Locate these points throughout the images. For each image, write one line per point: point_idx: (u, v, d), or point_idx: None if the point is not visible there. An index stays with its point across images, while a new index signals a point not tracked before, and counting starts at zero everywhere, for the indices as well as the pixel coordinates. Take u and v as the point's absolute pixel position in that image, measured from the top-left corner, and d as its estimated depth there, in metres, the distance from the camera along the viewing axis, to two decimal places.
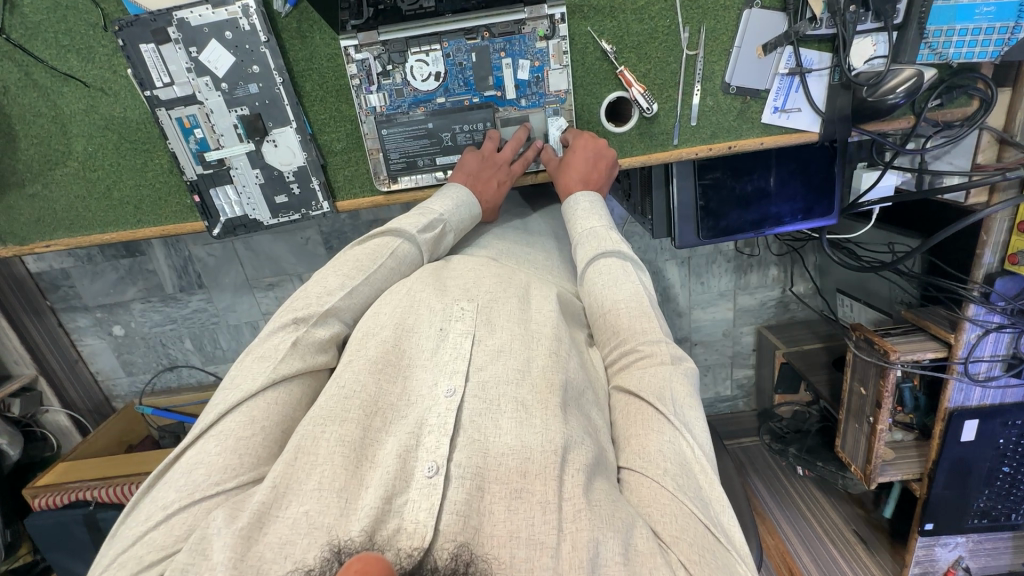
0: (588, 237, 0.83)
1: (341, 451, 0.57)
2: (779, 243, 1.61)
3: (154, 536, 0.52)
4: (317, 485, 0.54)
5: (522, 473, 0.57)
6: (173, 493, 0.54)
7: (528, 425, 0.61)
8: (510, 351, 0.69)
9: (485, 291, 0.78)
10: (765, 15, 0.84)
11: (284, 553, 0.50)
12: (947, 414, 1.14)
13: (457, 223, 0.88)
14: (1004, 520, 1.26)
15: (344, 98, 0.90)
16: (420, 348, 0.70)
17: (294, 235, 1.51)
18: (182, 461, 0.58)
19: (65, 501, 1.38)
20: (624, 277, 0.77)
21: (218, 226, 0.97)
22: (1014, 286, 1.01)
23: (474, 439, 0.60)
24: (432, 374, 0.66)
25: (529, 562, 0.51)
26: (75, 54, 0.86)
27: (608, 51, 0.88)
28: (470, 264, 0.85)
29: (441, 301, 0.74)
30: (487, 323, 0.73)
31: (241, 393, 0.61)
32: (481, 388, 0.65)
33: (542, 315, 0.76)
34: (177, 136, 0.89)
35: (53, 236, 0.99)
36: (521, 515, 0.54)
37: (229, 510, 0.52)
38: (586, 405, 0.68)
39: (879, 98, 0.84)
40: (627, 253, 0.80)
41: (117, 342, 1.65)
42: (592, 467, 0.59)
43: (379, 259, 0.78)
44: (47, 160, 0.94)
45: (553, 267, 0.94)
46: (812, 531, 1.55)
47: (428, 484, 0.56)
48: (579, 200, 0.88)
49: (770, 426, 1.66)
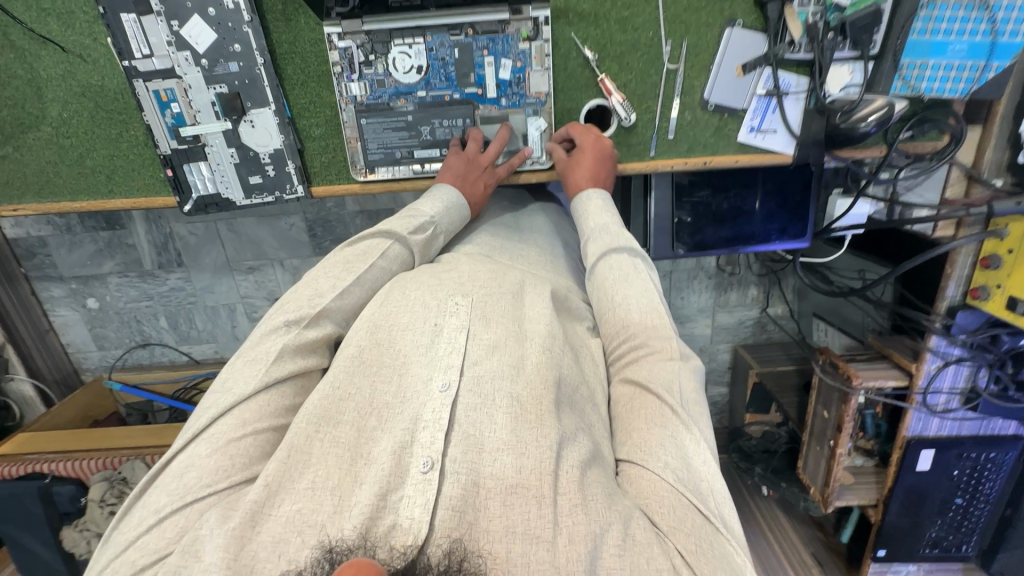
0: (599, 233, 0.83)
1: (335, 451, 0.56)
2: (760, 263, 1.63)
3: (146, 540, 0.51)
4: (311, 483, 0.54)
5: (517, 469, 0.55)
6: (165, 497, 0.53)
7: (522, 423, 0.59)
8: (505, 348, 0.66)
9: (480, 287, 0.75)
10: (746, 35, 0.86)
11: (278, 552, 0.49)
12: (905, 442, 1.16)
13: (449, 227, 0.86)
14: (954, 551, 1.28)
15: (326, 84, 0.90)
16: (412, 343, 0.66)
17: (277, 220, 1.50)
18: (173, 466, 0.57)
19: (21, 472, 1.34)
20: (634, 274, 0.77)
21: (189, 202, 0.96)
22: (973, 320, 1.03)
23: (471, 432, 0.58)
24: (426, 369, 0.63)
25: (525, 558, 0.49)
26: (56, 18, 0.86)
27: (590, 58, 0.89)
28: (467, 261, 0.81)
29: (435, 297, 0.71)
30: (483, 319, 0.69)
31: (232, 396, 0.60)
32: (476, 382, 0.62)
33: (535, 313, 0.73)
34: (153, 108, 0.88)
35: (21, 200, 0.98)
36: (517, 511, 0.52)
37: (222, 511, 0.52)
38: (580, 402, 0.66)
39: (851, 125, 0.85)
40: (636, 250, 0.80)
41: (90, 315, 1.63)
42: (588, 460, 0.58)
43: (369, 258, 0.76)
44: (21, 123, 0.93)
45: (547, 262, 0.90)
46: (771, 552, 1.55)
47: (423, 480, 0.54)
48: (593, 197, 0.87)
49: (739, 444, 1.68)
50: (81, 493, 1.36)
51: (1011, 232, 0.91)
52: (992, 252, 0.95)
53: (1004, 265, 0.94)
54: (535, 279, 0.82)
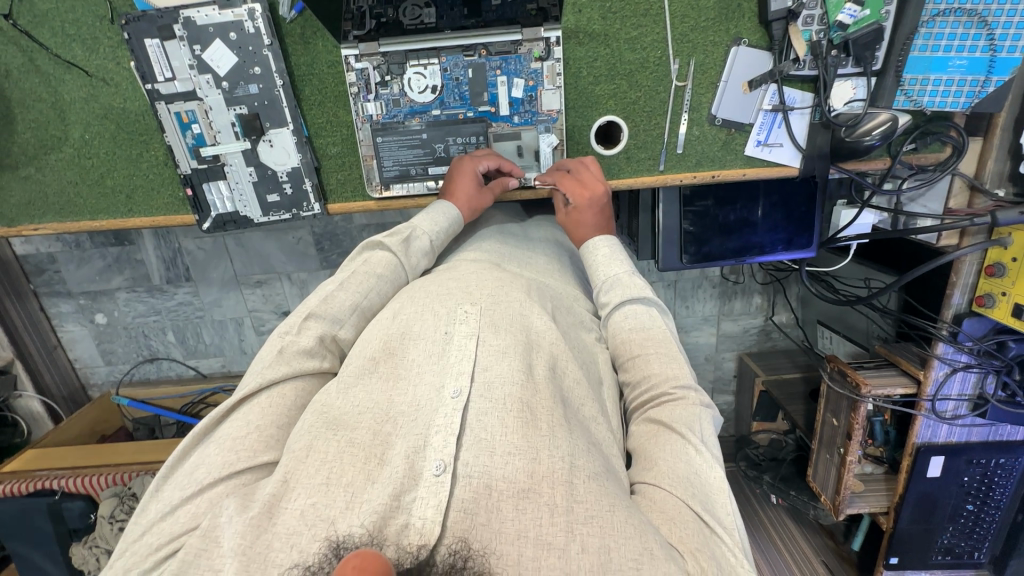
0: (610, 286, 0.80)
1: (350, 451, 0.55)
2: (763, 272, 1.64)
3: (162, 526, 0.52)
4: (325, 480, 0.52)
5: (530, 473, 0.53)
6: (176, 491, 0.54)
7: (534, 429, 0.56)
8: (515, 355, 0.63)
9: (488, 293, 0.72)
10: (752, 53, 0.88)
11: (291, 543, 0.47)
12: (914, 449, 1.17)
13: (431, 229, 0.85)
14: (967, 557, 1.29)
15: (342, 104, 0.93)
16: (424, 353, 0.65)
17: (285, 234, 1.52)
18: (178, 477, 0.56)
19: (31, 489, 1.32)
20: (650, 323, 0.75)
21: (208, 220, 0.98)
22: (980, 327, 1.04)
23: (482, 435, 0.56)
24: (438, 377, 0.62)
25: (536, 562, 0.47)
26: (79, 43, 0.88)
27: (556, 111, 0.93)
28: (473, 268, 0.80)
29: (444, 305, 0.69)
30: (492, 326, 0.67)
31: (228, 400, 0.61)
32: (487, 388, 0.60)
33: (543, 324, 0.71)
34: (174, 129, 0.90)
35: (41, 220, 1.00)
36: (529, 515, 0.50)
37: (240, 500, 0.51)
38: (585, 421, 0.63)
39: (856, 138, 0.87)
40: (652, 300, 0.77)
41: (98, 330, 1.64)
42: (602, 475, 0.55)
43: (348, 270, 0.76)
44: (43, 144, 0.95)
45: (554, 271, 0.90)
46: (782, 560, 1.55)
47: (436, 482, 0.52)
48: (599, 246, 0.86)
49: (746, 453, 1.69)
50: (91, 509, 1.36)
51: (1015, 239, 0.94)
52: (996, 260, 0.98)
53: (1009, 272, 0.96)
54: (542, 290, 0.80)
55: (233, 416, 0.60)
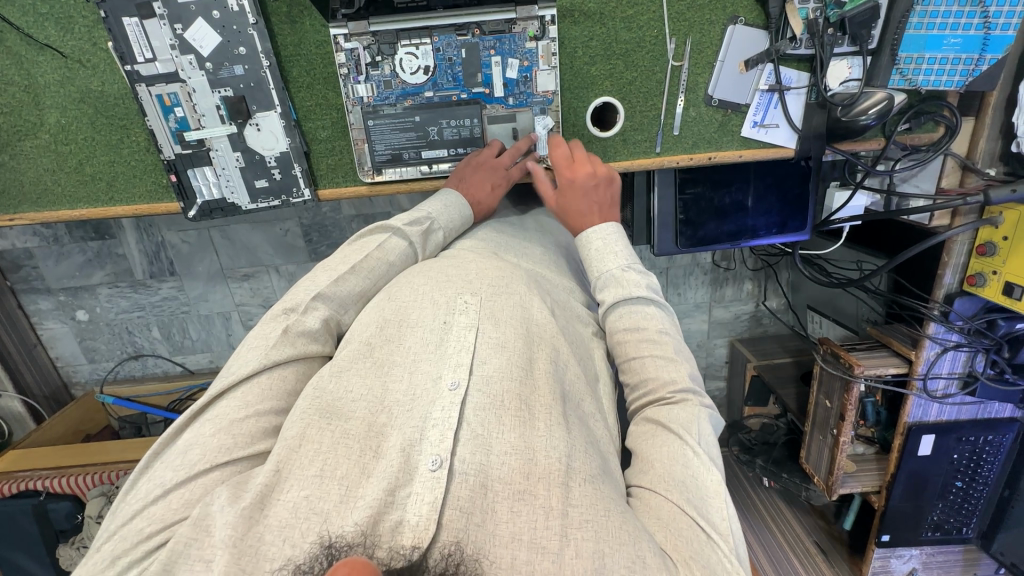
0: (606, 282, 0.76)
1: (345, 444, 0.54)
2: (755, 258, 1.65)
3: (152, 511, 0.49)
4: (319, 471, 0.51)
5: (526, 473, 0.52)
6: (170, 472, 0.52)
7: (531, 429, 0.56)
8: (514, 348, 0.62)
9: (489, 283, 0.70)
10: (749, 32, 0.87)
11: (284, 537, 0.47)
12: (906, 428, 1.19)
13: (447, 224, 0.83)
14: (955, 533, 1.32)
15: (332, 87, 0.90)
16: (420, 342, 0.63)
17: (272, 225, 1.48)
18: (169, 456, 0.54)
19: (14, 490, 1.29)
20: (646, 322, 0.72)
21: (193, 208, 0.95)
22: (971, 306, 1.06)
23: (479, 432, 0.55)
24: (435, 367, 0.60)
25: (530, 566, 0.47)
26: (54, 23, 0.84)
27: (550, 91, 0.91)
28: (474, 257, 0.77)
29: (443, 293, 0.68)
30: (492, 317, 0.65)
31: (231, 376, 0.59)
32: (487, 381, 0.58)
33: (543, 316, 0.69)
34: (156, 113, 0.87)
35: (17, 210, 0.96)
36: (525, 516, 0.50)
37: (232, 489, 0.50)
38: (584, 416, 0.63)
39: (853, 117, 0.86)
40: (650, 296, 0.74)
41: (80, 327, 1.59)
42: (598, 477, 0.55)
43: (365, 251, 0.74)
44: (16, 130, 0.91)
45: (551, 262, 0.88)
46: (775, 543, 1.57)
47: (432, 478, 0.51)
48: (594, 236, 0.80)
49: (739, 437, 1.69)
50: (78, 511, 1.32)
51: (1006, 218, 0.95)
52: (988, 239, 0.99)
53: (999, 251, 0.97)
54: (540, 282, 0.78)
55: (230, 395, 0.58)
